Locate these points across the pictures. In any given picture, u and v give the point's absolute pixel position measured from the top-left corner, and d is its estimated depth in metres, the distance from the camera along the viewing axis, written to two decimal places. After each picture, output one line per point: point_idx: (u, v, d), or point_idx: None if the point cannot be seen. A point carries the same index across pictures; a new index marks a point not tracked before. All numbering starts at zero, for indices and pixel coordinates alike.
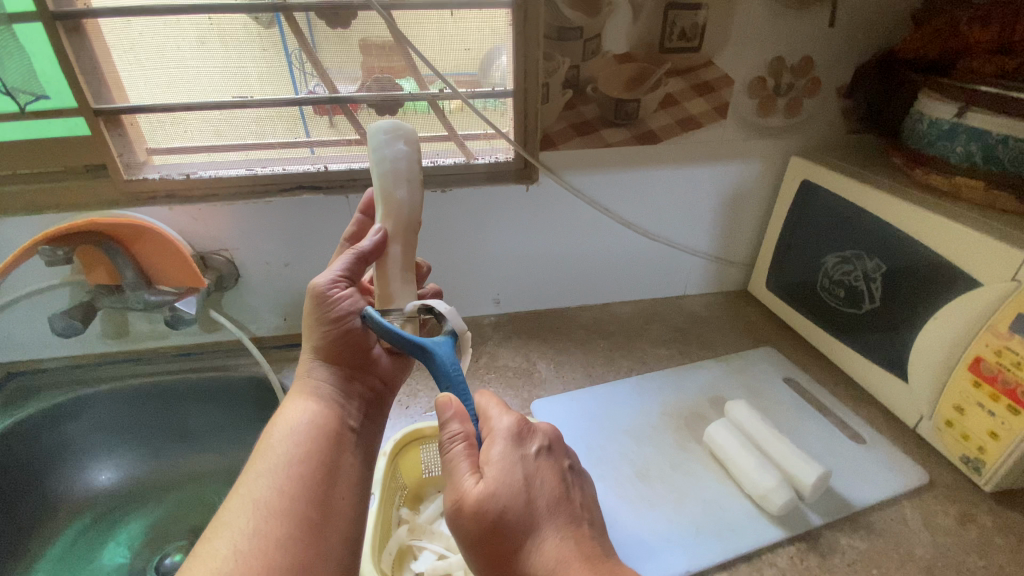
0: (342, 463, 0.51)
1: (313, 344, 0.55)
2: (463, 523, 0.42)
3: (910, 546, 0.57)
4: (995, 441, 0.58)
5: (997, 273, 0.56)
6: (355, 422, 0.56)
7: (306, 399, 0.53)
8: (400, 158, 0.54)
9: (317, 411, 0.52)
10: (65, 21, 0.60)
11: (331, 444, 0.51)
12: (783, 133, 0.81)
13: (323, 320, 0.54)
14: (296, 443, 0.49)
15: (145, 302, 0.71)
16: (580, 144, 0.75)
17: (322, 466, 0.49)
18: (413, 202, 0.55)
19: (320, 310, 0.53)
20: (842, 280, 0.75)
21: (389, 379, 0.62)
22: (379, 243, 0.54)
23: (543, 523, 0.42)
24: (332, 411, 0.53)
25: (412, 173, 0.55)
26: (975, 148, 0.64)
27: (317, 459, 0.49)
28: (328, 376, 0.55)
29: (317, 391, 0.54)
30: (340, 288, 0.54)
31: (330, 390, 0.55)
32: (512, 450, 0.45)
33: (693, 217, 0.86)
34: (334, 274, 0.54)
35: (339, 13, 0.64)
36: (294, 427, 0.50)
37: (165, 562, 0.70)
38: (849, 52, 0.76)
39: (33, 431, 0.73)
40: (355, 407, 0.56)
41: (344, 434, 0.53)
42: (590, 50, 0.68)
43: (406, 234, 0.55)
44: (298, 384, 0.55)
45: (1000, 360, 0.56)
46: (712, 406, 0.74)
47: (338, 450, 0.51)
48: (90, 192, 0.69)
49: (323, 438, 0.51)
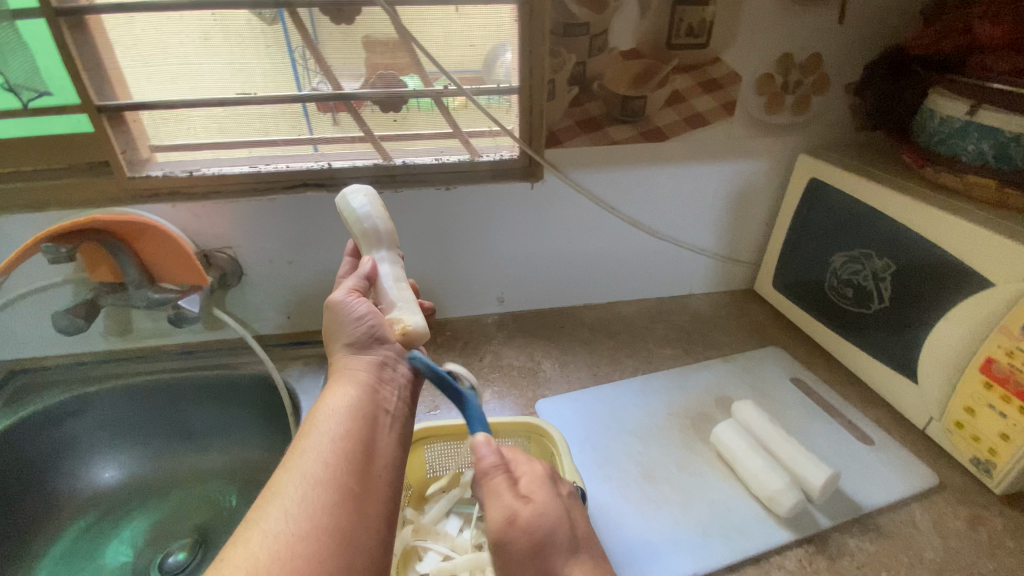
0: (381, 444, 0.46)
1: (343, 342, 0.52)
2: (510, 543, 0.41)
3: (920, 549, 0.56)
4: (1006, 443, 0.58)
5: (1009, 274, 0.55)
6: (394, 405, 0.50)
7: (345, 385, 0.48)
8: (370, 206, 0.58)
9: (357, 395, 0.47)
10: (68, 17, 0.59)
11: (368, 425, 0.45)
12: (790, 131, 0.80)
13: (347, 321, 0.52)
14: (340, 420, 0.45)
15: (149, 300, 0.71)
16: (585, 141, 0.74)
17: (361, 444, 0.44)
18: (388, 235, 0.58)
19: (342, 316, 0.52)
20: (850, 280, 0.74)
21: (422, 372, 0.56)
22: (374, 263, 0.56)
23: (579, 549, 0.42)
24: (371, 395, 0.48)
25: (380, 217, 0.58)
26: (988, 146, 0.63)
27: (357, 437, 0.44)
28: (367, 363, 0.50)
29: (354, 377, 0.49)
30: (356, 297, 0.53)
31: (369, 373, 0.49)
32: (551, 486, 0.45)
33: (700, 215, 0.86)
34: (347, 289, 0.54)
35: (343, 9, 0.63)
36: (334, 410, 0.45)
37: (168, 561, 0.69)
38: (857, 49, 0.75)
39: (36, 428, 0.73)
40: (394, 390, 0.50)
41: (380, 417, 0.48)
42: (596, 46, 0.67)
43: (393, 257, 0.58)
44: (337, 375, 0.50)
45: (1013, 361, 0.55)
46: (718, 406, 0.74)
47: (374, 431, 0.46)
48: (93, 190, 0.69)
49: (361, 418, 0.45)
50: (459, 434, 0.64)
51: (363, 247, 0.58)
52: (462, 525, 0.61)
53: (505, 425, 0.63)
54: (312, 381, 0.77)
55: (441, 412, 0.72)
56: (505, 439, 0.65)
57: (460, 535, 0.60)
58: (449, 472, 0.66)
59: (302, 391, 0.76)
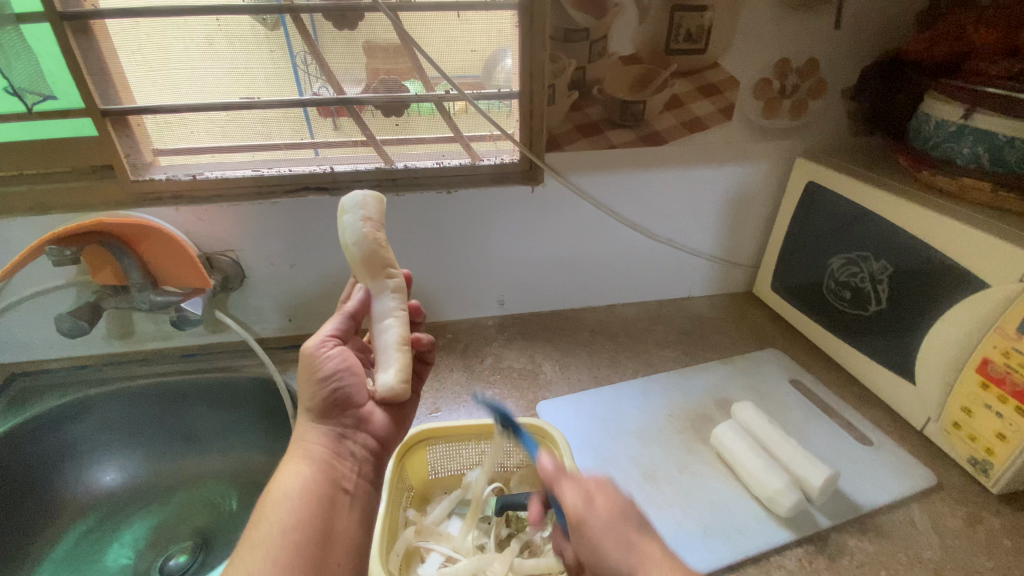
0: (337, 526, 0.48)
1: (306, 405, 0.54)
2: (591, 515, 0.43)
3: (919, 548, 0.57)
4: (1003, 442, 0.58)
5: (1004, 274, 0.55)
6: (352, 482, 0.52)
7: (300, 462, 0.49)
8: (350, 228, 0.54)
9: (312, 475, 0.49)
10: (73, 22, 0.60)
11: (324, 508, 0.47)
12: (788, 135, 0.81)
13: (313, 381, 0.53)
14: (291, 508, 0.46)
15: (151, 303, 0.70)
16: (585, 145, 0.75)
17: (316, 531, 0.45)
18: (376, 256, 0.55)
19: (312, 370, 0.54)
20: (848, 282, 0.75)
21: (386, 438, 0.57)
22: (362, 300, 0.58)
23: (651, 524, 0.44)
24: (327, 473, 0.50)
25: (360, 238, 0.54)
26: (982, 149, 0.64)
27: (310, 524, 0.45)
28: (321, 436, 0.52)
29: (309, 453, 0.50)
30: (331, 345, 0.55)
31: (324, 450, 0.51)
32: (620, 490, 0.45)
33: (699, 218, 0.86)
34: (326, 334, 0.56)
35: (346, 14, 0.64)
36: (286, 495, 0.47)
37: (169, 563, 0.69)
38: (854, 54, 0.76)
39: (38, 431, 0.72)
40: (351, 465, 0.52)
41: (337, 497, 0.49)
42: (596, 51, 0.68)
43: (381, 283, 0.55)
44: (293, 448, 0.52)
45: (1008, 361, 0.55)
46: (719, 408, 0.74)
47: (331, 514, 0.48)
48: (97, 193, 0.70)
49: (315, 502, 0.47)
50: (463, 436, 0.64)
51: (358, 275, 0.57)
52: (464, 526, 0.61)
53: (508, 426, 0.64)
54: None
55: (442, 414, 0.72)
56: (506, 439, 0.65)
57: (462, 536, 0.60)
58: (450, 473, 0.66)
59: None
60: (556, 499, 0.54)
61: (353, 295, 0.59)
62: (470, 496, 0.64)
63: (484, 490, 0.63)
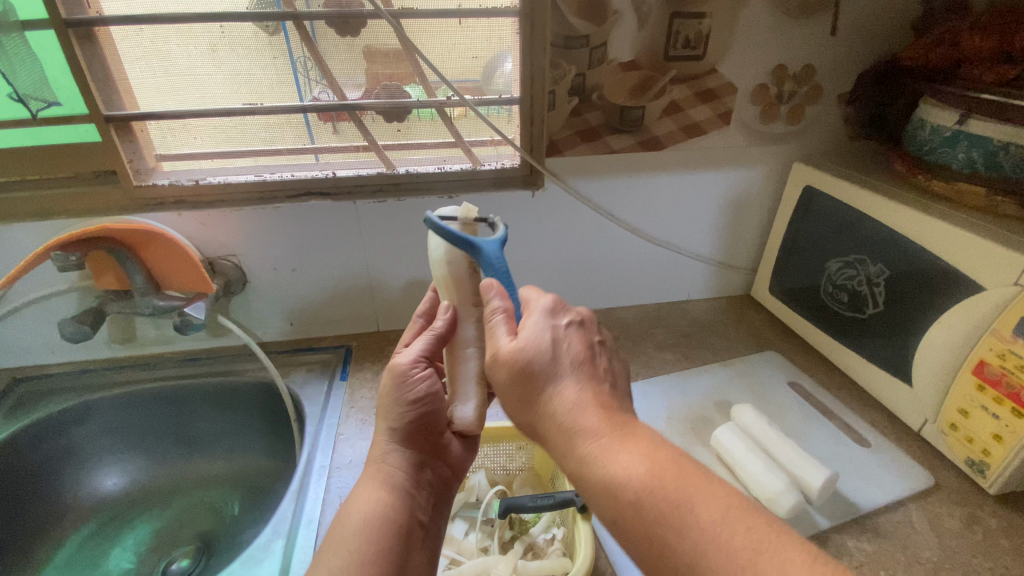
0: (411, 563, 0.46)
1: (387, 424, 0.52)
2: (494, 372, 0.45)
3: (918, 549, 0.57)
4: (999, 443, 0.59)
5: (1000, 279, 0.56)
6: (425, 515, 0.51)
7: (375, 486, 0.48)
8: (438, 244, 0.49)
9: (390, 502, 0.48)
10: (77, 29, 0.60)
11: (400, 542, 0.46)
12: (785, 140, 0.82)
13: (401, 403, 0.51)
14: (365, 538, 0.44)
15: (154, 308, 0.70)
16: (585, 150, 0.76)
17: (389, 565, 0.44)
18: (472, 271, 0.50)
19: (400, 392, 0.51)
20: (845, 285, 0.76)
21: (459, 465, 0.57)
22: (451, 323, 0.51)
23: (566, 374, 0.43)
24: (404, 505, 0.48)
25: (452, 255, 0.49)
26: (977, 155, 0.64)
27: (385, 556, 0.44)
28: (401, 462, 0.51)
29: (388, 480, 0.49)
30: (421, 369, 0.52)
31: (405, 479, 0.50)
32: (545, 321, 0.46)
33: (699, 222, 0.87)
34: (415, 355, 0.51)
35: (348, 21, 0.64)
36: (362, 523, 0.45)
37: (171, 568, 0.69)
38: (849, 61, 0.77)
39: (41, 437, 0.73)
40: (426, 496, 0.51)
41: (413, 532, 0.48)
42: (596, 57, 0.69)
43: (473, 306, 0.51)
44: (370, 471, 0.50)
45: (1004, 363, 0.56)
46: (719, 411, 0.75)
47: (408, 547, 0.47)
48: (101, 199, 0.70)
49: (393, 534, 0.46)
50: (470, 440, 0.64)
51: (445, 291, 0.51)
52: (468, 528, 0.61)
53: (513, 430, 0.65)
54: (315, 387, 0.77)
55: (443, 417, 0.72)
56: (509, 442, 0.66)
57: (466, 539, 0.60)
58: None
59: (306, 397, 0.75)
60: (559, 501, 0.55)
61: (440, 314, 0.52)
62: (473, 499, 0.64)
63: (487, 493, 0.64)
